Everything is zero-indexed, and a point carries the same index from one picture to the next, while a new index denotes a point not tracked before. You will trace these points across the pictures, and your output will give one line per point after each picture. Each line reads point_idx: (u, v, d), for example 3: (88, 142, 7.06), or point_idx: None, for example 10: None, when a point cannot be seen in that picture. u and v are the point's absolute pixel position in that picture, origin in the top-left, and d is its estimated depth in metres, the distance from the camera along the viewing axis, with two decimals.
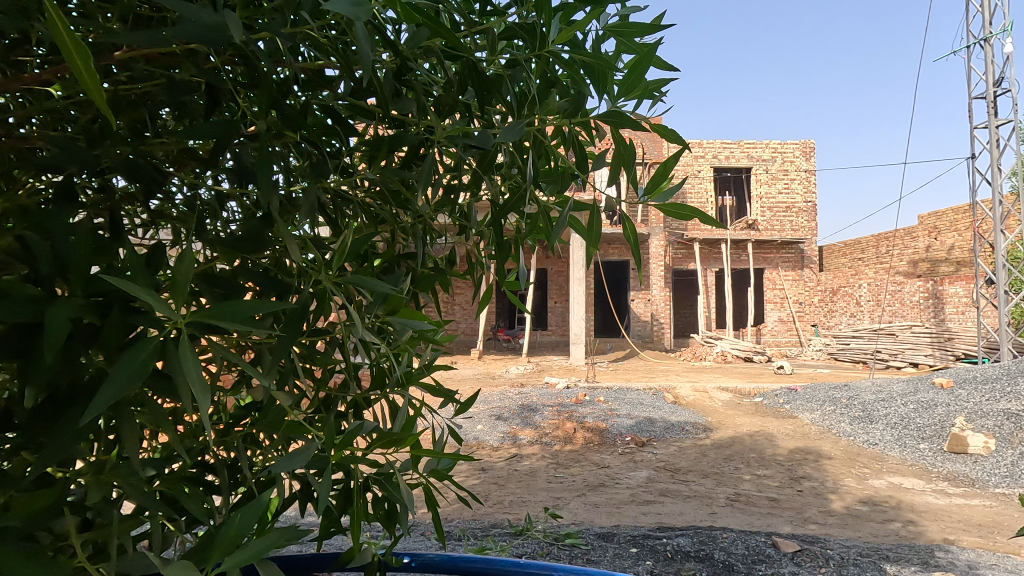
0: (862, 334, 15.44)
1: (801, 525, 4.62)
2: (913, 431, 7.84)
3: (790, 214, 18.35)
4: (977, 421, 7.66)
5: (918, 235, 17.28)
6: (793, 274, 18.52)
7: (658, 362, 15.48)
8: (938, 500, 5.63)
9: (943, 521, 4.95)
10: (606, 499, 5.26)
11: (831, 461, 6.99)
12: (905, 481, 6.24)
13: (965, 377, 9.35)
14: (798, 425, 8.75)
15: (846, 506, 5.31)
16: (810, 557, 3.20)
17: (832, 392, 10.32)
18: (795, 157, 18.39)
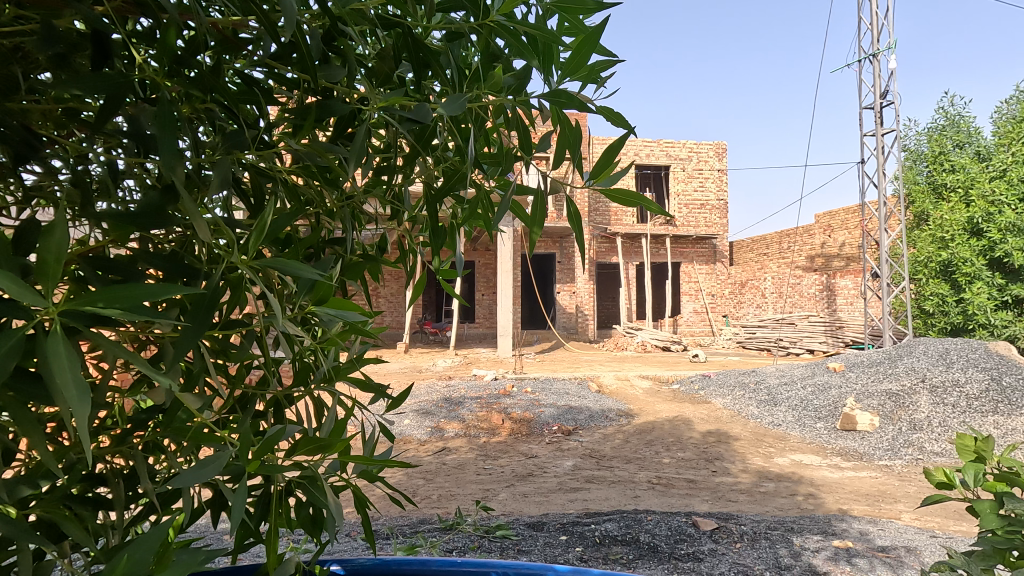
0: (767, 323, 16.68)
1: (716, 503, 4.94)
2: (811, 412, 8.57)
3: (705, 211, 19.43)
4: (865, 400, 8.47)
5: (814, 232, 18.79)
6: (707, 268, 19.59)
7: (583, 353, 15.92)
8: (832, 474, 6.18)
9: (837, 493, 5.43)
10: (535, 488, 5.34)
11: (740, 442, 7.49)
12: (805, 458, 6.80)
13: (855, 361, 10.29)
14: (712, 409, 9.34)
15: (755, 482, 5.72)
16: (726, 533, 3.41)
17: (741, 377, 11.08)
18: (709, 157, 19.52)
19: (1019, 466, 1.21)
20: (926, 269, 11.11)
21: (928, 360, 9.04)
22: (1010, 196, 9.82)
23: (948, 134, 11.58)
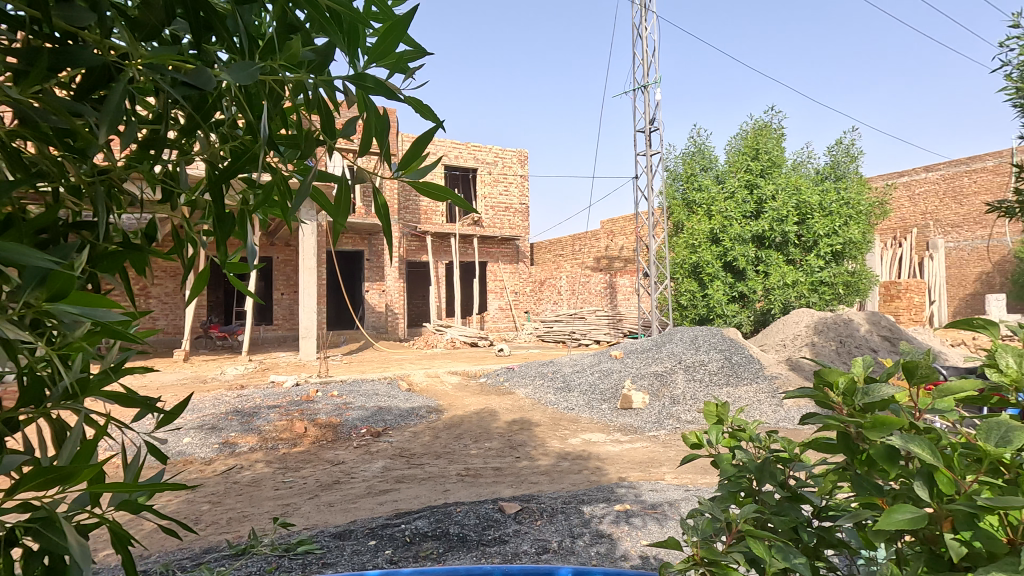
0: (562, 318, 18.35)
1: (519, 486, 5.29)
2: (597, 395, 9.67)
3: (509, 213, 20.57)
4: (638, 381, 9.85)
5: (600, 236, 21.14)
6: (511, 267, 20.72)
7: (393, 352, 15.67)
8: (614, 447, 7.06)
9: (616, 463, 6.23)
10: (341, 496, 5.08)
11: (540, 427, 8.13)
12: (594, 436, 7.69)
13: (631, 348, 11.89)
14: (515, 400, 9.98)
15: (552, 463, 6.26)
16: (528, 513, 3.67)
17: (541, 367, 12.04)
18: (512, 164, 20.66)
19: (747, 424, 1.30)
20: (681, 270, 13.35)
21: (683, 344, 10.89)
22: (736, 212, 12.29)
23: (696, 159, 14.15)
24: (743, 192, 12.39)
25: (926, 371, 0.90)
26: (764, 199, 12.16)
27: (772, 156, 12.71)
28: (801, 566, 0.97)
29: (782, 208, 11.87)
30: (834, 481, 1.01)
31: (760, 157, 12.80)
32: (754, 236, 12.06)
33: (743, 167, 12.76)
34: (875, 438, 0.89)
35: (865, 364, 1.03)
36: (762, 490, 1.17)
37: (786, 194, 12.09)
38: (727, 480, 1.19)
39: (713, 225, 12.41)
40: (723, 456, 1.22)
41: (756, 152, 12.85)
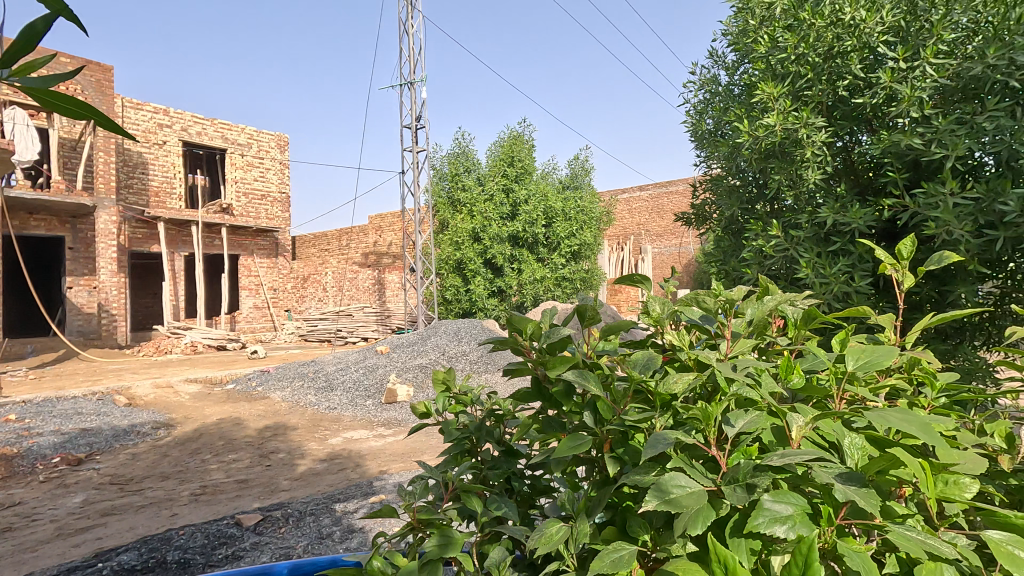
0: (327, 316, 17.19)
1: (269, 496, 4.83)
2: (362, 392, 9.30)
3: (265, 202, 18.13)
4: (404, 374, 9.81)
5: (368, 232, 19.85)
6: (268, 262, 18.32)
7: (107, 361, 12.80)
8: (376, 442, 6.88)
9: (378, 457, 6.09)
10: (15, 546, 3.93)
11: (297, 431, 7.55)
12: (355, 434, 7.31)
13: (397, 342, 11.86)
14: (269, 405, 9.11)
15: (309, 466, 5.85)
16: (271, 522, 3.51)
17: (300, 368, 11.19)
18: (270, 148, 18.12)
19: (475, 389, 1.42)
20: (446, 265, 13.81)
21: (447, 337, 11.29)
22: (495, 212, 13.23)
23: (460, 160, 14.92)
24: (500, 195, 13.42)
25: (593, 313, 1.03)
26: (518, 202, 13.37)
27: (525, 164, 13.99)
28: (508, 511, 1.09)
29: (533, 211, 13.21)
30: (533, 427, 1.12)
31: (515, 164, 13.98)
32: (510, 236, 13.23)
33: (500, 172, 13.78)
34: (555, 379, 0.99)
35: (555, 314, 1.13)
36: (483, 449, 1.28)
37: (536, 199, 13.44)
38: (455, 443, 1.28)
39: (474, 223, 13.20)
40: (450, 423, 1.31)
41: (511, 160, 14.01)
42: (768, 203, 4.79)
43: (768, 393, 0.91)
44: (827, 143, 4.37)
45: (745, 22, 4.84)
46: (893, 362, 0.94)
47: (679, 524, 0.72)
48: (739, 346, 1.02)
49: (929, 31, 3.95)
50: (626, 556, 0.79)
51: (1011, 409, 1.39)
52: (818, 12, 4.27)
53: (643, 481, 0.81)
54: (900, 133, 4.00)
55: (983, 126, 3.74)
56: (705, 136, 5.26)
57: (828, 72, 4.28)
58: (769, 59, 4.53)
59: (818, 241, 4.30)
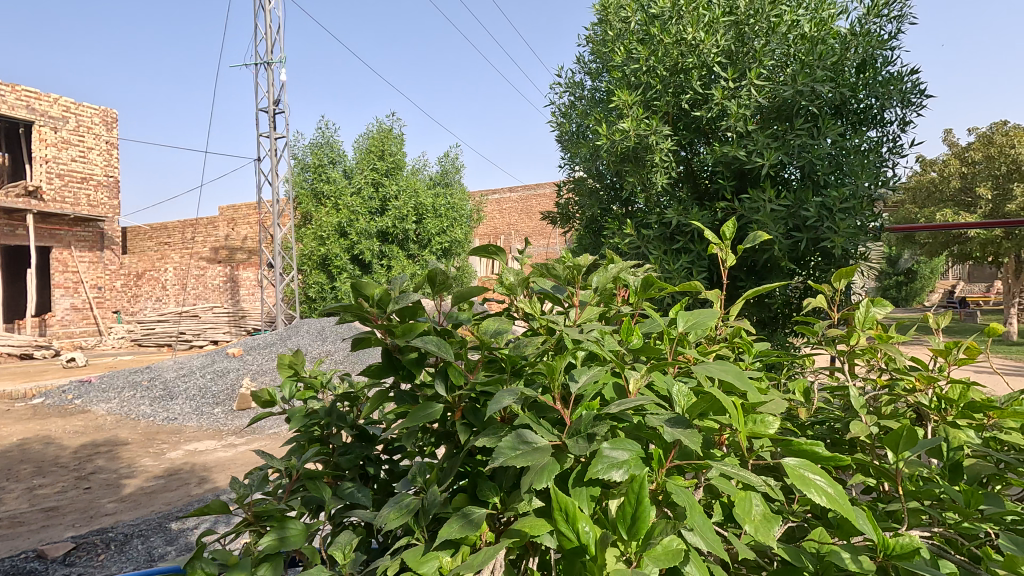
0: (168, 317, 15.20)
1: (87, 523, 4.17)
2: (209, 399, 8.35)
3: (86, 186, 15.25)
4: (260, 377, 9.02)
5: (218, 225, 17.39)
6: (91, 257, 15.69)
7: None
8: (225, 452, 6.20)
9: (229, 468, 5.53)
10: None
11: (127, 447, 6.60)
12: (200, 446, 6.53)
13: (251, 343, 10.93)
14: (90, 420, 7.88)
15: (140, 485, 5.14)
16: (86, 549, 3.19)
17: (132, 376, 9.80)
18: (93, 125, 15.38)
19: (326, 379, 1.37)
20: (309, 261, 12.97)
21: (310, 337, 10.61)
22: (362, 206, 12.72)
23: (325, 150, 14.28)
24: (369, 189, 12.92)
25: (444, 279, 1.02)
26: (388, 197, 12.99)
27: (396, 159, 13.63)
28: (363, 497, 1.07)
29: (403, 207, 12.93)
30: (384, 401, 1.09)
31: (385, 158, 13.56)
32: (378, 232, 12.82)
33: (370, 166, 13.27)
34: (406, 349, 0.97)
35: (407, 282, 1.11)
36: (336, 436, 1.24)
37: (407, 195, 13.15)
38: (304, 429, 1.23)
39: (340, 217, 12.59)
40: (297, 410, 1.25)
41: (382, 153, 13.58)
42: (622, 204, 5.20)
43: (610, 352, 0.98)
44: (671, 150, 4.84)
45: (604, 33, 5.17)
46: (713, 323, 1.05)
47: (525, 477, 0.73)
48: (587, 314, 1.12)
49: (752, 57, 4.54)
50: (475, 519, 0.78)
51: (808, 368, 1.64)
52: (666, 30, 4.71)
53: (492, 442, 0.82)
54: (730, 145, 4.54)
55: (791, 144, 4.40)
56: (569, 138, 5.54)
57: (674, 85, 4.74)
58: (624, 69, 4.89)
59: (664, 240, 4.74)
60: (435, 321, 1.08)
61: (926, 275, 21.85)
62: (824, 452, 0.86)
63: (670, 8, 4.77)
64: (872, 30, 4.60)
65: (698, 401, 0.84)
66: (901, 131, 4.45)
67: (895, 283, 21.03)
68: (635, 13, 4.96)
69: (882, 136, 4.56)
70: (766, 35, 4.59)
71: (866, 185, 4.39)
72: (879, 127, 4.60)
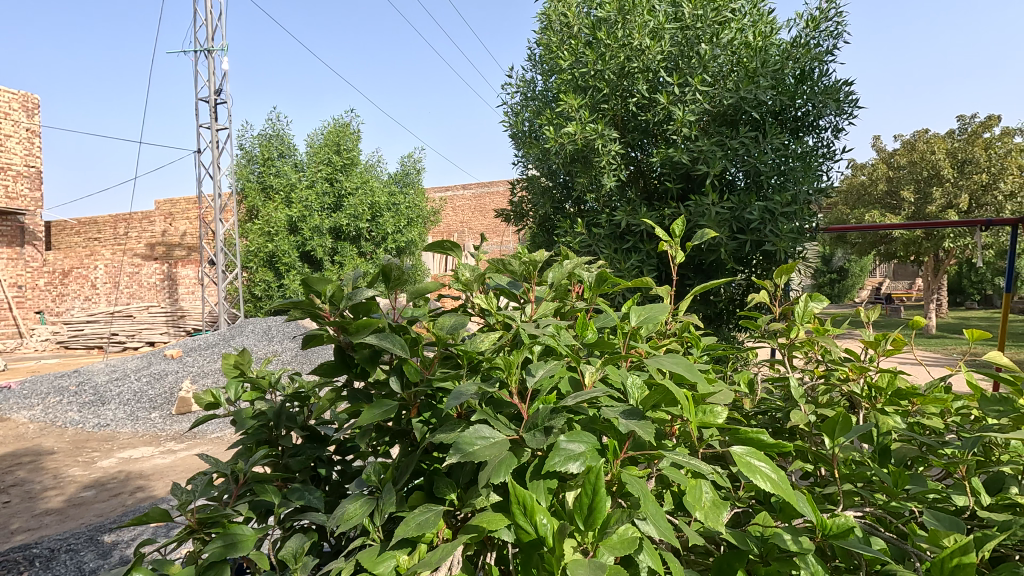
0: (98, 318, 14.24)
1: (5, 541, 3.86)
2: (145, 403, 7.92)
3: (4, 177, 14.05)
4: (200, 380, 8.58)
5: (154, 219, 16.56)
6: (9, 253, 14.66)
7: None
8: (164, 459, 5.89)
9: (169, 475, 5.25)
10: None
11: (53, 456, 6.17)
12: (134, 453, 6.17)
13: (191, 345, 10.40)
14: (10, 428, 7.31)
15: (69, 497, 4.81)
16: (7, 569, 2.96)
17: (58, 380, 9.16)
18: (10, 110, 14.13)
19: (274, 374, 1.33)
20: (256, 257, 12.48)
21: (255, 337, 10.21)
22: (317, 203, 12.37)
23: (272, 144, 13.84)
24: (324, 184, 12.56)
25: (399, 275, 1.01)
26: (342, 192, 12.68)
27: (352, 154, 13.26)
28: (315, 500, 1.04)
29: (357, 204, 12.65)
30: (336, 400, 1.06)
31: (341, 153, 13.16)
32: (331, 228, 12.51)
33: (324, 160, 12.86)
34: (360, 346, 0.96)
35: (362, 278, 1.09)
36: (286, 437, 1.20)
37: (362, 192, 12.87)
38: (251, 432, 1.18)
39: (291, 212, 12.21)
40: (242, 411, 1.21)
41: (337, 149, 13.20)
42: (573, 203, 5.27)
43: (566, 347, 0.99)
44: (621, 152, 4.95)
45: (549, 38, 5.30)
46: (665, 318, 1.09)
47: (483, 473, 0.73)
48: (543, 309, 1.13)
49: (696, 63, 4.68)
50: (433, 516, 0.78)
51: (752, 361, 1.71)
52: (612, 35, 4.83)
53: (449, 438, 0.81)
54: (675, 148, 4.68)
55: (734, 149, 4.58)
56: (520, 138, 5.59)
57: (621, 88, 4.84)
58: (572, 72, 4.98)
59: (614, 239, 4.83)
60: (390, 316, 1.07)
61: (857, 273, 23.27)
62: (768, 439, 0.90)
63: (615, 13, 4.90)
64: (810, 43, 4.85)
65: (651, 394, 0.87)
66: (835, 138, 4.71)
67: (831, 280, 22.28)
68: (580, 20, 5.09)
69: (818, 142, 4.81)
70: (709, 41, 4.72)
71: (806, 190, 4.62)
72: (815, 134, 4.85)
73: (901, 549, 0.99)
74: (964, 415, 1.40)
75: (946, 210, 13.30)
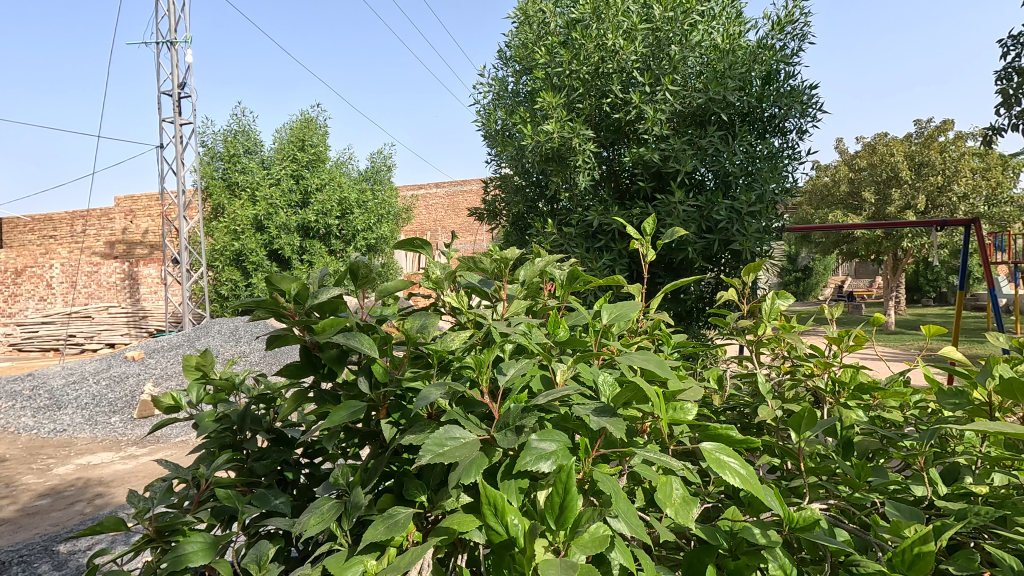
0: (53, 319, 13.67)
1: None
2: (104, 408, 7.63)
3: None
4: (163, 383, 8.31)
5: (114, 216, 15.98)
6: None
7: None
8: (125, 465, 5.69)
9: (130, 481, 5.08)
10: None
11: (4, 464, 5.90)
12: (94, 459, 5.95)
13: (154, 346, 10.07)
14: None
15: (23, 506, 4.62)
16: None
17: (10, 384, 8.76)
18: None
19: (239, 376, 1.30)
20: (222, 256, 12.16)
21: (220, 338, 9.94)
22: (282, 199, 12.12)
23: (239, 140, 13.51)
24: (289, 181, 12.32)
25: (367, 273, 0.99)
26: (309, 189, 12.44)
27: (318, 151, 13.08)
28: (282, 505, 1.01)
29: (325, 201, 12.42)
30: (303, 402, 1.03)
31: (307, 149, 12.97)
32: (299, 226, 12.26)
33: (289, 157, 12.66)
34: (327, 346, 0.94)
35: (329, 277, 1.07)
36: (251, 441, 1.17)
37: (330, 188, 12.66)
38: (214, 436, 1.15)
39: (257, 210, 11.94)
40: (205, 415, 1.17)
41: (303, 145, 13.00)
42: (547, 202, 5.30)
43: (537, 345, 0.99)
44: (594, 151, 4.99)
45: (523, 36, 5.32)
46: (636, 315, 1.10)
47: (453, 473, 0.72)
48: (515, 308, 1.13)
49: (667, 64, 4.74)
50: (403, 519, 0.76)
51: (721, 359, 1.74)
52: (587, 35, 4.87)
53: (419, 439, 0.80)
54: (647, 148, 4.74)
55: (704, 148, 4.66)
56: (493, 135, 5.58)
57: (596, 87, 4.88)
58: (547, 70, 5.00)
59: (586, 238, 4.86)
60: (359, 315, 1.05)
61: (821, 272, 23.98)
62: (737, 435, 0.92)
63: (590, 13, 4.94)
64: (776, 46, 4.97)
65: (622, 391, 0.88)
66: (800, 140, 4.83)
67: (796, 278, 22.90)
68: (556, 18, 5.13)
69: (784, 144, 4.93)
70: (680, 43, 4.80)
71: (772, 190, 4.74)
72: (782, 135, 4.97)
73: (864, 540, 1.02)
74: (921, 408, 1.45)
75: (904, 211, 13.84)
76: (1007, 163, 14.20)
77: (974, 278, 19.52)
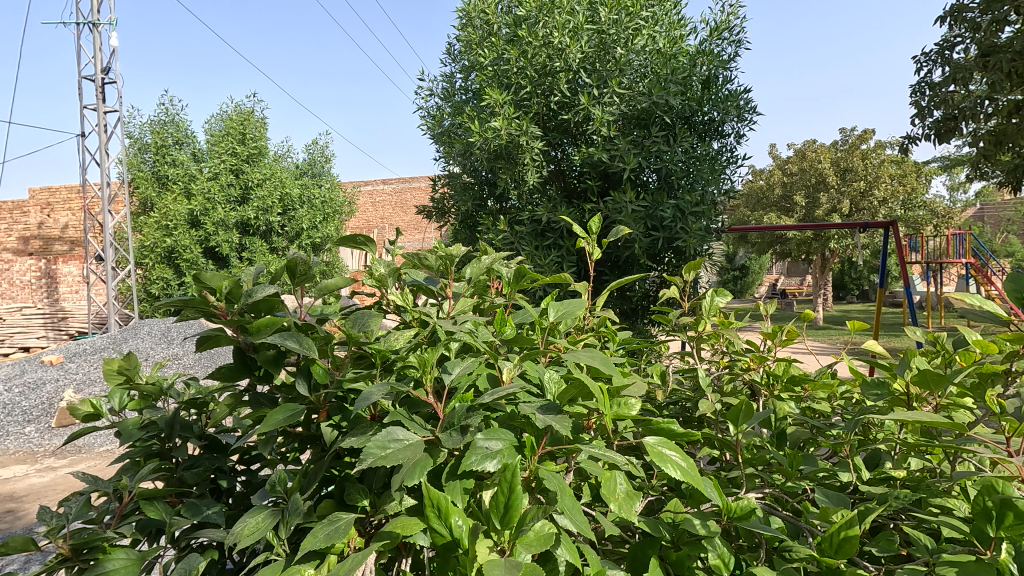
0: None
1: None
2: (17, 417, 7.03)
3: None
4: (85, 389, 7.74)
5: (28, 210, 14.74)
6: None
7: None
8: (41, 478, 5.26)
9: (46, 496, 4.71)
10: None
11: None
12: (5, 473, 5.46)
13: (75, 350, 9.34)
14: None
15: None
16: None
17: None
18: None
19: (168, 379, 1.22)
20: (153, 253, 11.47)
21: (150, 340, 9.37)
22: (221, 195, 11.53)
23: (170, 129, 12.79)
24: (228, 175, 11.72)
25: (306, 270, 0.95)
26: (250, 184, 11.90)
27: (259, 145, 12.56)
28: (215, 515, 0.96)
29: (266, 197, 11.93)
30: (238, 405, 0.99)
31: (246, 143, 12.41)
32: (238, 222, 11.73)
33: (227, 150, 12.06)
34: (263, 347, 0.90)
35: (264, 274, 1.02)
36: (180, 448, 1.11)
37: (271, 184, 12.19)
38: (139, 444, 1.09)
39: (191, 205, 11.28)
40: (129, 422, 1.10)
41: (241, 137, 12.42)
42: (495, 199, 5.30)
43: (483, 343, 0.99)
44: (542, 150, 5.03)
45: (470, 34, 5.31)
46: (582, 313, 1.11)
47: (396, 476, 0.70)
48: (461, 307, 1.12)
49: (612, 66, 4.84)
50: (344, 525, 0.74)
51: (663, 355, 1.80)
52: (533, 33, 4.90)
53: (360, 442, 0.78)
54: (594, 148, 4.82)
55: (649, 149, 4.78)
56: (440, 132, 5.53)
57: (542, 86, 4.92)
58: (495, 68, 5.01)
59: (535, 236, 4.89)
60: (298, 314, 1.01)
61: (756, 271, 25.19)
62: (678, 429, 0.94)
63: (536, 12, 4.97)
64: (715, 52, 5.16)
65: (568, 388, 0.88)
66: (738, 143, 5.05)
67: (734, 276, 23.93)
68: (500, 17, 5.15)
69: (723, 148, 5.13)
70: (625, 45, 4.90)
71: (713, 190, 4.94)
72: (721, 139, 5.17)
73: (796, 526, 1.07)
74: (847, 399, 1.54)
75: (831, 214, 14.76)
76: (920, 170, 15.35)
77: (892, 276, 21.04)
